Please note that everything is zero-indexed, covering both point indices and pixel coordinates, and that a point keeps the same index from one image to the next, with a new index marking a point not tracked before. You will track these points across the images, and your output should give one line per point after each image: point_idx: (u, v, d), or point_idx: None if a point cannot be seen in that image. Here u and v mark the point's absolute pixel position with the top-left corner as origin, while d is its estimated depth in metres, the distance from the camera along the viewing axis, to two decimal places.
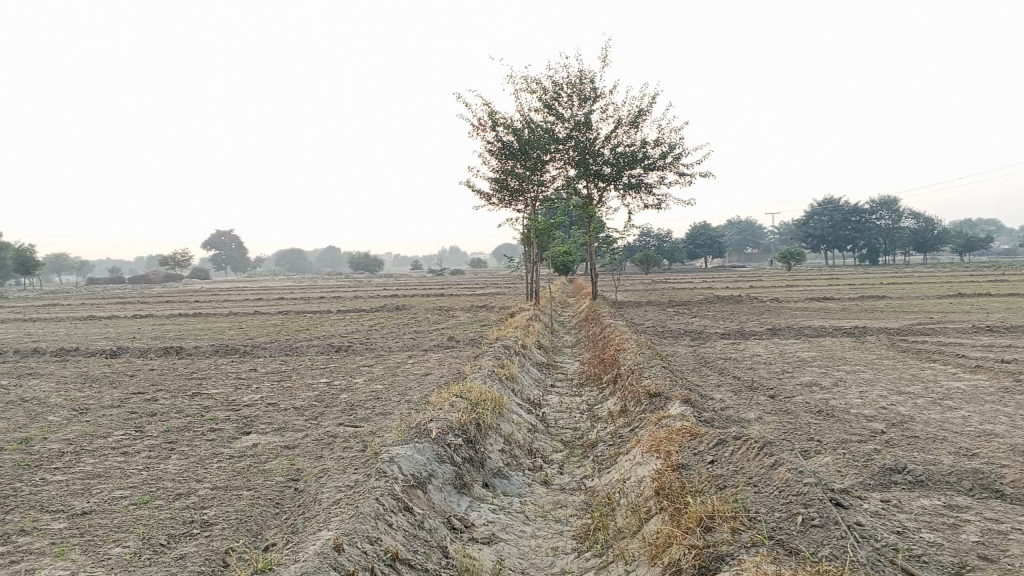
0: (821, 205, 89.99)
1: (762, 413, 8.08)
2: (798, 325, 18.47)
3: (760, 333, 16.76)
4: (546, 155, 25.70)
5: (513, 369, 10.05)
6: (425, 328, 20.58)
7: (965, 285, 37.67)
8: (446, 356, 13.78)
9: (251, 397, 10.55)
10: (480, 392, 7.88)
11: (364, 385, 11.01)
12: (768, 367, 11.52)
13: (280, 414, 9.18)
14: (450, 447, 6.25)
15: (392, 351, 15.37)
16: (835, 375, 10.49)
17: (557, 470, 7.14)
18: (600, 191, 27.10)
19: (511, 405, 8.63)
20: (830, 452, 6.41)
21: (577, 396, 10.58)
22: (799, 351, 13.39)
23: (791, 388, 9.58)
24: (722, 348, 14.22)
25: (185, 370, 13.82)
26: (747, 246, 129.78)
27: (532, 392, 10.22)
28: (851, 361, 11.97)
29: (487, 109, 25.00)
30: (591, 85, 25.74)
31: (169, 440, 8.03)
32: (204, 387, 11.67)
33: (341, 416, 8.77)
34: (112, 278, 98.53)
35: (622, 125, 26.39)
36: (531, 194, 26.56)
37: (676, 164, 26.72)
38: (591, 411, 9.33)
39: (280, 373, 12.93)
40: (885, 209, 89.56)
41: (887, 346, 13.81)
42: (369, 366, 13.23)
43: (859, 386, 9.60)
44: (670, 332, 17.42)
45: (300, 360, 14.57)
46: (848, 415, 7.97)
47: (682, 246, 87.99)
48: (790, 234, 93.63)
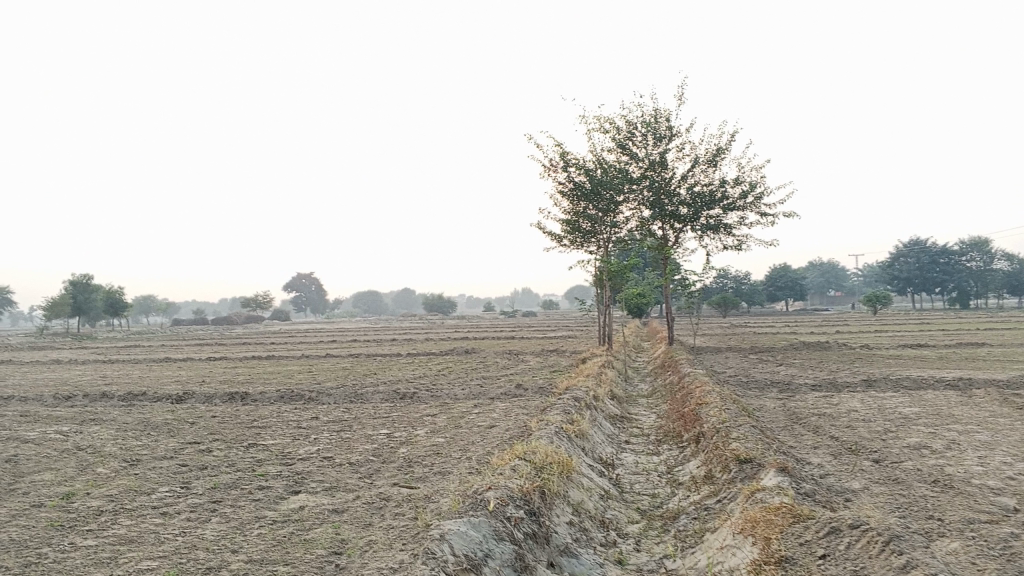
0: (907, 247, 86.53)
1: (867, 484, 7.09)
2: (894, 376, 17.10)
3: (853, 385, 15.47)
4: (619, 196, 25.06)
5: (584, 425, 9.25)
6: (494, 375, 19.90)
7: None
8: (514, 407, 13.05)
9: (306, 450, 9.98)
10: (547, 453, 7.12)
11: (424, 438, 10.35)
12: (867, 425, 10.42)
13: (334, 470, 8.58)
14: (510, 521, 5.51)
15: (458, 400, 14.72)
16: (946, 436, 9.35)
17: (633, 546, 6.31)
18: (677, 233, 26.20)
19: (581, 466, 7.84)
20: (958, 537, 5.42)
21: (655, 455, 9.70)
22: (901, 407, 12.16)
23: (897, 451, 8.55)
24: (813, 402, 13.07)
25: (244, 418, 13.41)
26: (829, 289, 125.67)
27: (605, 451, 9.38)
28: (961, 420, 10.74)
29: (558, 150, 24.54)
30: (666, 123, 25.04)
31: (214, 500, 7.49)
32: (260, 438, 11.19)
33: (396, 476, 8.11)
34: (195, 321, 101.18)
35: (699, 164, 25.52)
36: (604, 236, 25.89)
37: (757, 204, 25.65)
38: (671, 474, 8.45)
39: (340, 422, 12.41)
40: (976, 251, 85.46)
41: (1000, 402, 12.45)
42: (432, 416, 12.60)
43: (977, 450, 8.48)
44: (754, 383, 16.30)
45: (362, 408, 14.01)
46: (971, 486, 6.92)
47: (761, 289, 85.61)
48: (876, 276, 90.11)
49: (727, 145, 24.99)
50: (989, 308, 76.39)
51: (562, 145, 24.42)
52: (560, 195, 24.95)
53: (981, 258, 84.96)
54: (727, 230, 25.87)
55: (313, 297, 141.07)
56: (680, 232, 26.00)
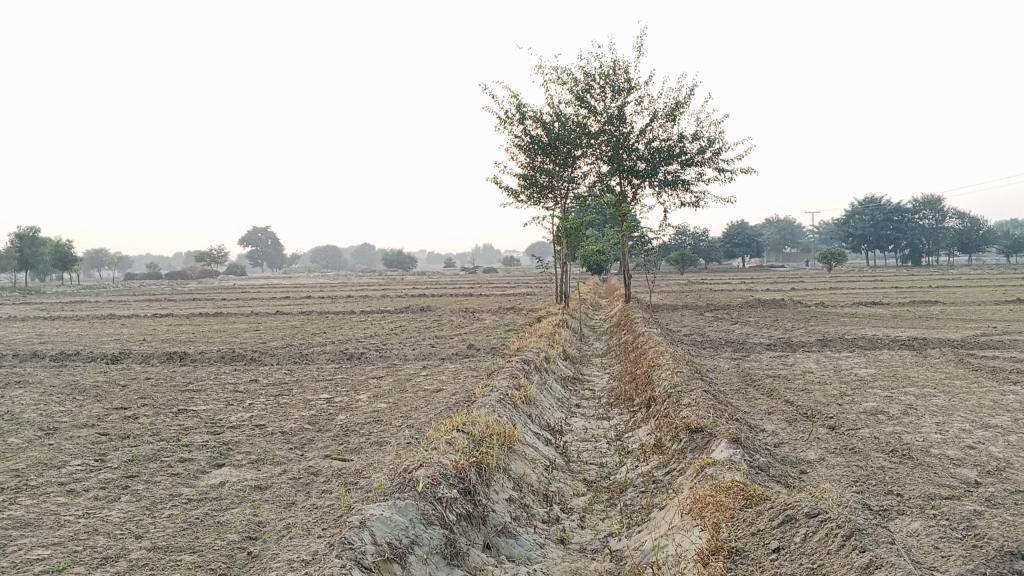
0: (863, 204, 87.45)
1: (823, 454, 6.77)
2: (850, 335, 16.98)
3: (810, 345, 15.27)
4: (576, 150, 24.49)
5: (532, 390, 8.80)
6: (447, 333, 19.41)
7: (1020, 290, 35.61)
8: (463, 369, 12.58)
9: (238, 417, 9.43)
10: (488, 424, 6.64)
11: (366, 404, 9.84)
12: (822, 388, 10.14)
13: (264, 441, 8.05)
14: (441, 502, 5.02)
15: (406, 360, 14.22)
16: (903, 401, 9.08)
17: (577, 523, 5.90)
18: (635, 189, 25.74)
19: (526, 435, 7.40)
20: (918, 516, 5.11)
21: (605, 419, 9.32)
22: (857, 368, 11.94)
23: (853, 416, 8.25)
24: (769, 363, 12.82)
25: (180, 381, 12.77)
26: (785, 246, 126.89)
27: (553, 416, 8.96)
28: (917, 382, 10.53)
29: (515, 101, 23.86)
30: (625, 76, 24.42)
31: (128, 474, 6.92)
32: (192, 403, 10.58)
33: (329, 447, 7.62)
34: (148, 275, 98.86)
35: (657, 119, 25.01)
36: (561, 191, 25.41)
37: (716, 160, 25.25)
38: (620, 442, 8.06)
39: (280, 385, 11.85)
40: (929, 209, 86.72)
41: (955, 363, 12.29)
42: (378, 378, 12.08)
43: (934, 416, 8.23)
44: (709, 343, 16.01)
45: (306, 370, 13.44)
46: (930, 456, 6.64)
47: (719, 246, 86.04)
48: (831, 234, 91.03)
49: (686, 99, 24.48)
50: (940, 265, 77.69)
51: (519, 96, 23.75)
52: (517, 149, 24.33)
53: (934, 216, 85.96)
54: (685, 186, 25.47)
55: (270, 251, 138.85)
56: (638, 188, 25.55)
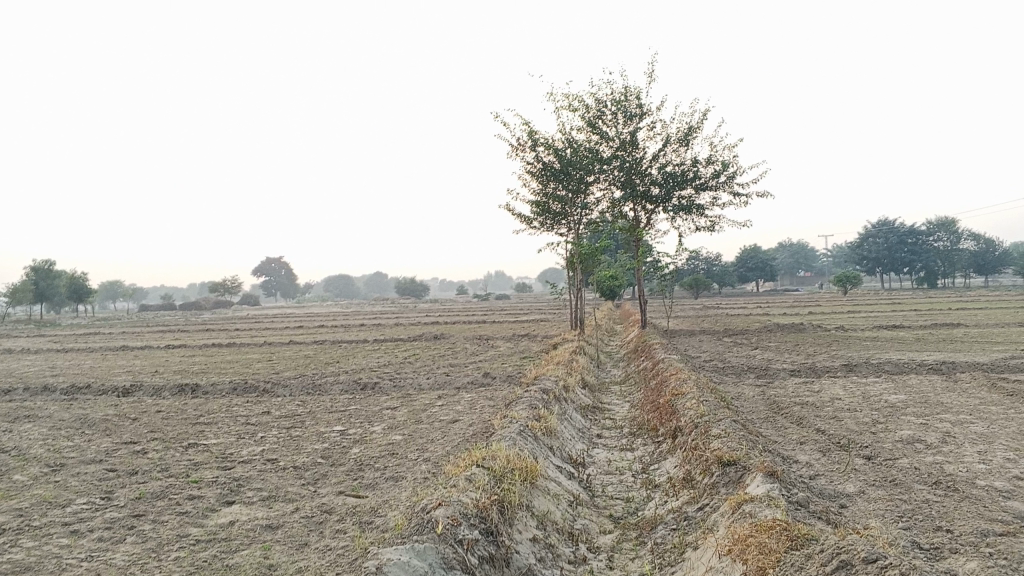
0: (877, 227, 86.95)
1: (863, 487, 6.43)
2: (874, 359, 16.58)
3: (834, 370, 14.89)
4: (590, 176, 24.31)
5: (552, 421, 8.47)
6: (461, 362, 19.11)
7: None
8: (479, 398, 12.27)
9: (249, 451, 9.15)
10: (509, 458, 6.33)
11: (380, 436, 9.54)
12: (852, 416, 9.77)
13: (276, 477, 7.76)
14: (462, 545, 4.72)
15: (421, 390, 13.91)
16: (939, 429, 8.71)
17: (605, 563, 5.57)
18: (649, 214, 25.48)
19: (548, 469, 7.08)
20: (974, 555, 4.77)
21: (628, 450, 8.99)
22: (886, 394, 11.56)
23: (889, 446, 7.89)
24: (794, 389, 12.46)
25: (191, 413, 12.51)
26: (799, 270, 126.22)
27: (575, 448, 8.64)
28: (951, 408, 10.16)
29: (527, 128, 23.74)
30: (638, 101, 24.27)
31: (135, 513, 6.64)
32: (202, 436, 10.31)
33: (343, 483, 7.34)
34: (162, 306, 99.07)
35: (671, 143, 24.81)
36: (575, 217, 25.20)
37: (731, 183, 24.99)
38: (646, 475, 7.72)
39: (293, 418, 11.57)
40: (943, 231, 86.14)
41: (987, 388, 11.89)
42: (392, 409, 11.78)
43: (975, 444, 7.86)
44: (730, 369, 15.63)
45: (318, 401, 13.15)
46: (977, 488, 6.28)
47: (732, 270, 85.59)
48: (846, 257, 90.42)
49: (700, 123, 24.29)
50: (957, 287, 76.91)
51: (531, 123, 23.63)
52: (529, 176, 24.17)
53: (948, 239, 85.29)
54: (701, 210, 25.20)
55: (283, 281, 139.19)
56: (653, 213, 25.30)
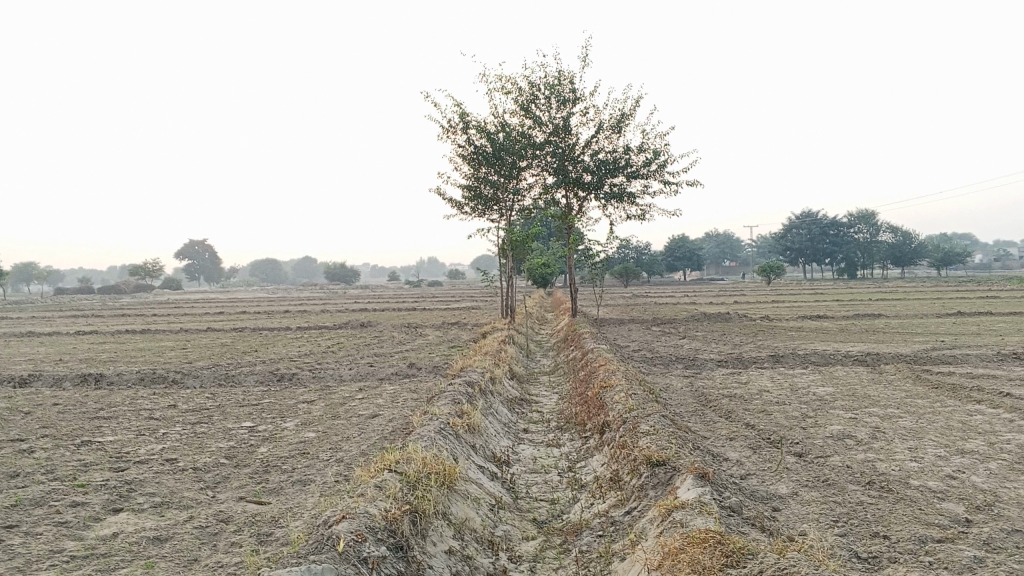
0: (800, 219, 89.01)
1: (796, 488, 6.16)
2: (800, 350, 16.61)
3: (762, 361, 14.82)
4: (521, 161, 23.89)
5: (475, 417, 8.02)
6: (386, 351, 18.54)
7: (957, 302, 36.14)
8: (401, 390, 11.74)
9: (148, 450, 8.46)
10: (426, 460, 5.85)
11: (292, 433, 8.94)
12: (782, 410, 9.59)
13: (173, 479, 7.14)
14: (366, 564, 4.24)
15: (341, 382, 13.31)
16: (868, 423, 8.56)
17: (526, 574, 5.15)
18: (580, 202, 25.21)
19: (469, 469, 6.63)
20: (915, 565, 4.51)
21: (555, 446, 8.61)
22: (814, 387, 11.45)
23: (820, 442, 7.68)
24: (723, 381, 12.28)
25: (90, 407, 11.66)
26: (725, 260, 128.65)
27: (499, 445, 8.21)
28: (878, 401, 10.08)
29: (458, 110, 23.18)
30: (571, 86, 23.91)
31: (6, 524, 5.95)
32: (98, 433, 9.53)
33: (245, 487, 6.77)
34: (78, 290, 95.07)
35: (604, 130, 24.56)
36: (506, 203, 24.78)
37: (662, 172, 24.89)
38: (572, 474, 7.35)
39: (201, 412, 10.86)
40: (863, 223, 88.67)
41: (912, 380, 11.90)
42: (309, 403, 11.18)
43: (905, 440, 7.72)
44: (659, 359, 15.43)
45: (231, 394, 12.43)
46: (910, 488, 6.08)
47: (662, 259, 86.52)
48: (771, 247, 92.28)
49: (632, 110, 24.08)
50: (875, 278, 79.22)
51: (462, 105, 23.07)
52: (459, 160, 23.64)
53: (867, 232, 87.81)
54: (632, 198, 25.04)
55: (208, 265, 135.27)
56: (584, 201, 25.02)
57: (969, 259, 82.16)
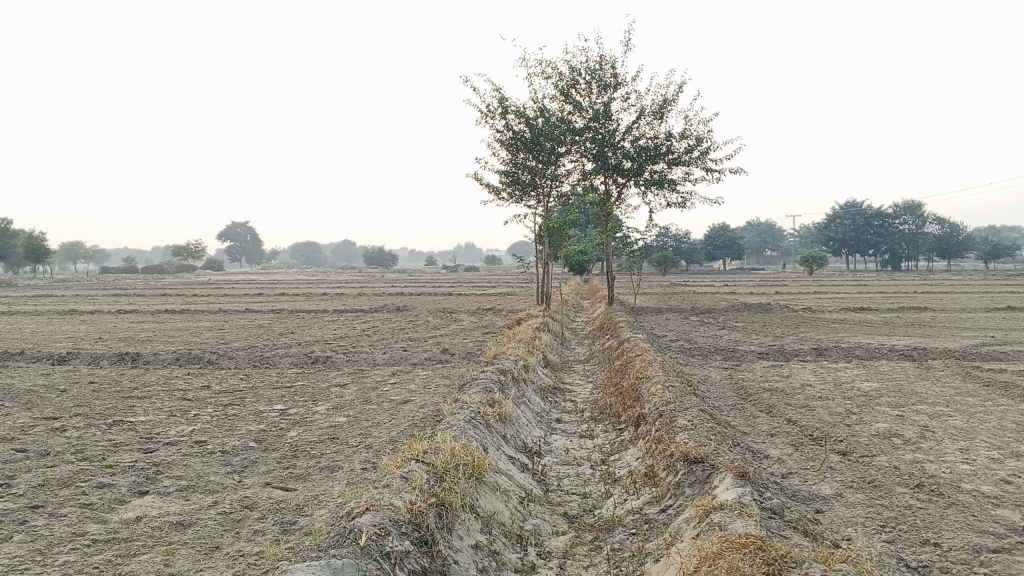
0: (844, 209, 87.36)
1: (840, 490, 5.88)
2: (843, 343, 16.15)
3: (803, 354, 14.43)
4: (560, 147, 23.58)
5: (508, 406, 7.84)
6: (421, 336, 18.44)
7: (1007, 297, 35.08)
8: (434, 376, 11.60)
9: (178, 431, 8.42)
10: (454, 451, 5.67)
11: (322, 417, 8.84)
12: (824, 405, 9.26)
13: (200, 462, 7.06)
14: (388, 560, 4.07)
15: (374, 366, 13.22)
16: (916, 422, 8.21)
17: (555, 572, 4.94)
18: (619, 188, 24.84)
19: (500, 461, 6.44)
20: None
21: (589, 437, 8.40)
22: (859, 382, 11.07)
23: (866, 440, 7.36)
24: (763, 374, 11.95)
25: (126, 386, 11.70)
26: (765, 249, 126.91)
27: (531, 436, 8.02)
28: (926, 398, 9.70)
29: (497, 94, 22.93)
30: (612, 71, 23.52)
31: (32, 504, 5.90)
32: (130, 413, 9.52)
33: (272, 472, 6.67)
34: (123, 269, 96.82)
35: (645, 116, 24.14)
36: (544, 189, 24.52)
37: (704, 159, 24.42)
38: (605, 468, 7.13)
39: (233, 394, 10.83)
40: (909, 214, 86.74)
41: (961, 377, 11.45)
42: (340, 386, 11.09)
43: (955, 441, 7.38)
44: (697, 350, 15.11)
45: (264, 376, 12.40)
46: (963, 493, 5.76)
47: (701, 248, 85.56)
48: (813, 237, 90.73)
49: (675, 95, 23.62)
50: (920, 271, 77.44)
51: (501, 89, 22.81)
52: (497, 144, 23.43)
53: (913, 222, 85.91)
54: (672, 185, 24.61)
55: (249, 247, 136.98)
56: (623, 187, 24.65)
57: (1018, 252, 79.97)
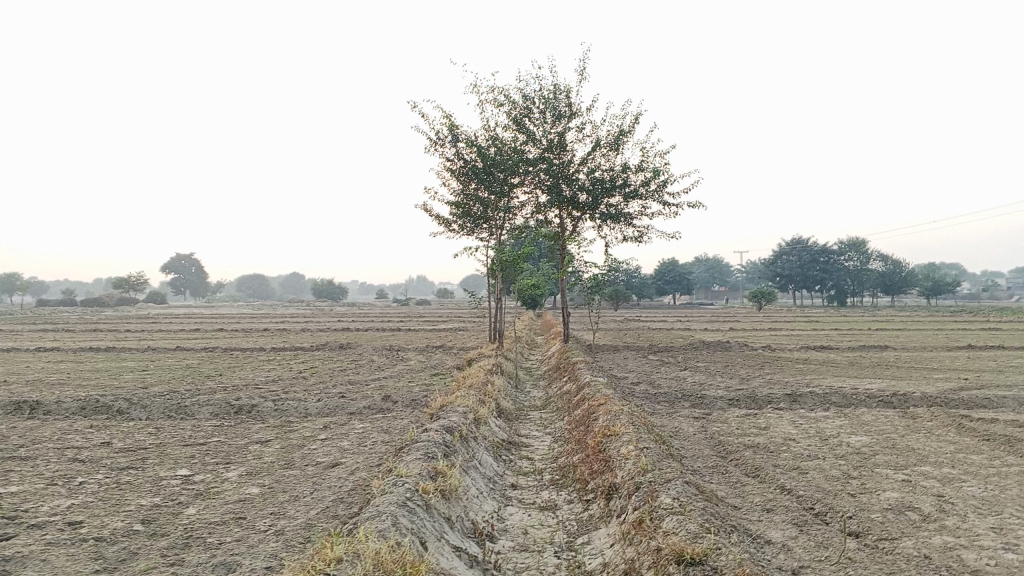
0: (791, 245, 88.17)
1: None
2: (815, 388, 15.08)
3: (777, 400, 13.30)
4: (514, 177, 22.49)
5: (454, 479, 6.52)
6: (362, 378, 16.97)
7: (962, 335, 34.68)
8: (371, 431, 10.20)
9: (52, 508, 6.90)
10: (379, 557, 4.30)
11: (231, 488, 7.38)
12: (818, 466, 8.11)
13: (66, 557, 5.57)
14: None
15: (305, 417, 11.75)
16: (928, 490, 7.06)
17: None
18: (574, 222, 23.78)
19: (442, 557, 5.09)
20: None
21: (550, 510, 7.10)
22: (845, 436, 9.96)
23: (878, 517, 6.20)
24: (739, 425, 10.78)
25: (11, 443, 10.05)
26: (715, 284, 127.75)
27: (483, 513, 6.67)
28: (927, 457, 8.59)
29: (447, 122, 21.82)
30: (567, 99, 22.58)
31: None
32: (3, 481, 7.94)
33: (152, 572, 5.23)
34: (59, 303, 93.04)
35: (601, 147, 23.23)
36: (496, 221, 23.38)
37: (661, 192, 23.55)
38: (574, 556, 5.83)
39: (136, 454, 9.28)
40: (853, 251, 87.60)
41: (954, 430, 10.40)
42: (263, 444, 9.64)
43: (984, 517, 6.23)
44: (662, 396, 13.90)
45: (178, 429, 10.85)
46: None
47: (652, 283, 85.39)
48: (762, 274, 91.12)
49: (632, 126, 22.76)
50: (866, 307, 78.16)
51: (452, 117, 21.69)
52: (447, 174, 22.28)
53: (857, 258, 86.26)
54: (629, 219, 23.65)
55: (192, 280, 133.15)
56: (579, 221, 23.60)
57: (959, 290, 81.00)
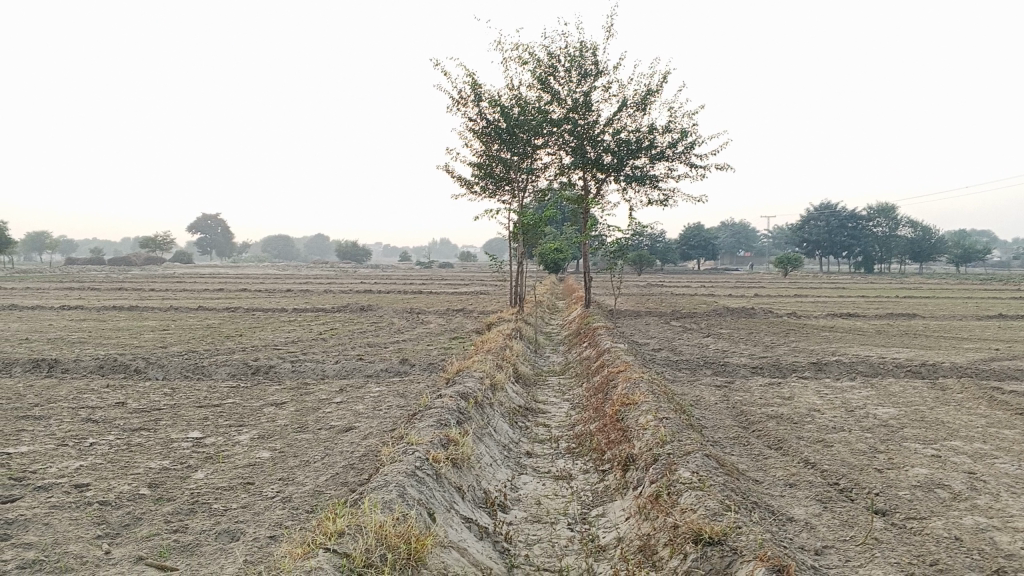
0: (819, 210, 86.88)
1: None
2: (841, 356, 14.73)
3: (802, 369, 12.99)
4: (537, 138, 22.08)
5: (466, 447, 6.34)
6: (381, 340, 16.85)
7: (993, 304, 33.96)
8: (387, 395, 10.04)
9: (60, 469, 6.80)
10: (382, 531, 4.12)
11: (241, 452, 7.25)
12: (843, 439, 7.84)
13: (69, 521, 5.46)
14: None
15: (321, 380, 11.63)
16: (959, 467, 6.78)
17: None
18: (598, 185, 23.38)
19: (451, 529, 4.91)
20: None
21: (565, 479, 6.92)
22: (872, 407, 9.67)
23: (907, 495, 5.94)
24: (762, 395, 10.51)
25: (27, 402, 10.02)
26: (740, 250, 126.51)
27: (496, 483, 6.48)
28: (957, 431, 8.29)
29: (470, 81, 21.41)
30: (593, 59, 22.05)
31: None
32: (15, 440, 7.89)
33: (155, 538, 5.10)
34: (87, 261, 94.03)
35: (626, 108, 22.74)
36: (519, 183, 23.04)
37: (687, 154, 23.07)
38: (588, 529, 5.63)
39: (150, 415, 9.19)
40: (882, 217, 86.19)
41: (985, 403, 10.07)
42: (277, 406, 9.52)
43: (1018, 497, 5.96)
44: (683, 363, 13.64)
45: (193, 390, 10.77)
46: None
47: (676, 248, 84.64)
48: (788, 239, 89.97)
49: (659, 86, 22.22)
50: (893, 274, 77.02)
51: (474, 76, 21.28)
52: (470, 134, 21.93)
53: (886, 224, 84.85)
54: (654, 182, 23.20)
55: (218, 239, 133.97)
56: (602, 184, 23.20)
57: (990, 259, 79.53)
